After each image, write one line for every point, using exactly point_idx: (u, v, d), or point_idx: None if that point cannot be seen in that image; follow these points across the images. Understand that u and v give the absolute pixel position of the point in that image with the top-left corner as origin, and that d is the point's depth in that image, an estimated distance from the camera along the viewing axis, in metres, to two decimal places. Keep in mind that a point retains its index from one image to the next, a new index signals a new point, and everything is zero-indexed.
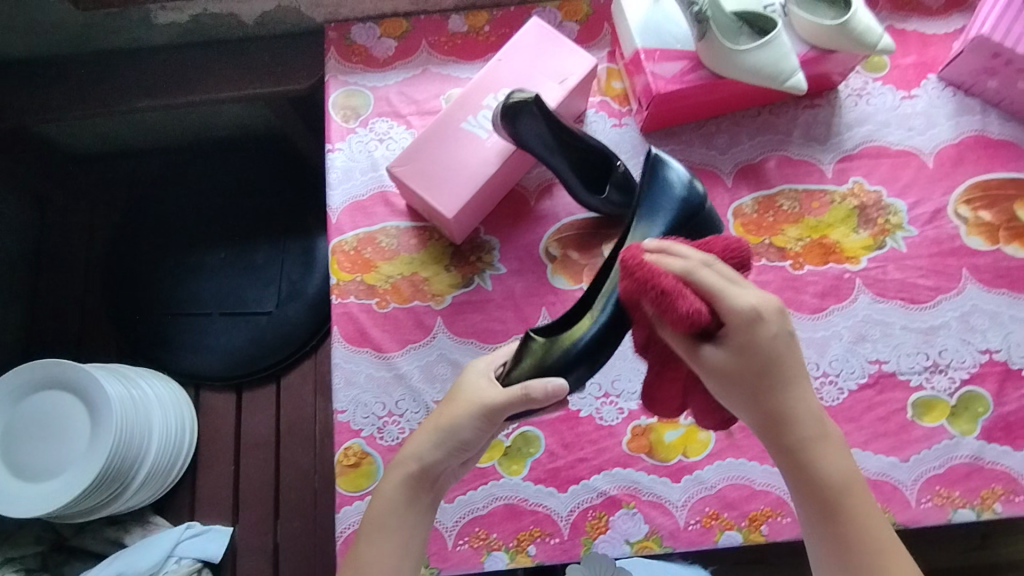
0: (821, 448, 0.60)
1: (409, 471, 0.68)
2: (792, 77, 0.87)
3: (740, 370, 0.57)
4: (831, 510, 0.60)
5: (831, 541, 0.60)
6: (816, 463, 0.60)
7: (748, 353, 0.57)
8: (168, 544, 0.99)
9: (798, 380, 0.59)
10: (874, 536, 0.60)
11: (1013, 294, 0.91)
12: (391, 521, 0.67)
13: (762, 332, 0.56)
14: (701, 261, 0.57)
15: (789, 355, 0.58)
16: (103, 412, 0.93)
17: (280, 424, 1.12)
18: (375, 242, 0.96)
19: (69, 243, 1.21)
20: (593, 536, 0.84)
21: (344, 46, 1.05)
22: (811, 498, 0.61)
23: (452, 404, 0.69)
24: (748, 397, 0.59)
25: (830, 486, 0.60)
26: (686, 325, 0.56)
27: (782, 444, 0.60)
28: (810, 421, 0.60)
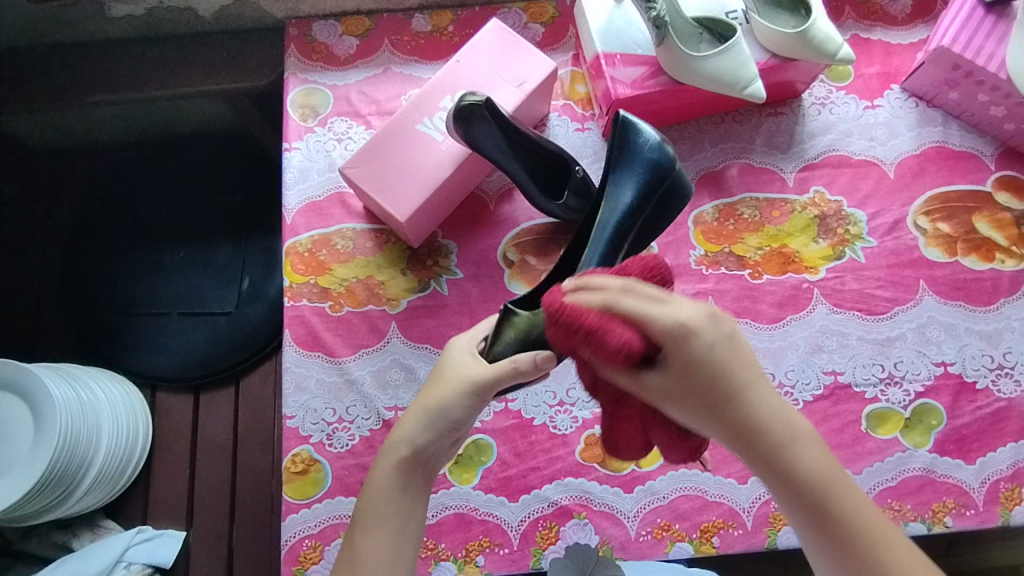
0: (797, 448, 0.52)
1: (400, 454, 0.61)
2: (751, 84, 0.87)
3: (686, 387, 0.50)
4: (825, 522, 0.52)
5: (835, 554, 0.52)
6: (793, 467, 0.52)
7: (689, 368, 0.49)
8: (118, 548, 0.94)
9: (754, 380, 0.51)
10: (878, 542, 0.51)
11: (969, 306, 0.91)
12: (384, 511, 0.59)
13: (699, 343, 0.48)
14: (620, 287, 0.48)
15: (740, 360, 0.50)
16: (45, 416, 0.87)
17: (238, 430, 1.03)
18: (330, 244, 0.94)
19: (21, 237, 1.14)
20: (543, 546, 0.83)
21: (304, 43, 1.03)
22: (801, 509, 0.53)
23: (439, 381, 0.63)
24: (708, 416, 0.51)
25: (816, 492, 0.52)
26: (617, 360, 0.47)
27: (757, 455, 0.52)
28: (778, 421, 0.52)
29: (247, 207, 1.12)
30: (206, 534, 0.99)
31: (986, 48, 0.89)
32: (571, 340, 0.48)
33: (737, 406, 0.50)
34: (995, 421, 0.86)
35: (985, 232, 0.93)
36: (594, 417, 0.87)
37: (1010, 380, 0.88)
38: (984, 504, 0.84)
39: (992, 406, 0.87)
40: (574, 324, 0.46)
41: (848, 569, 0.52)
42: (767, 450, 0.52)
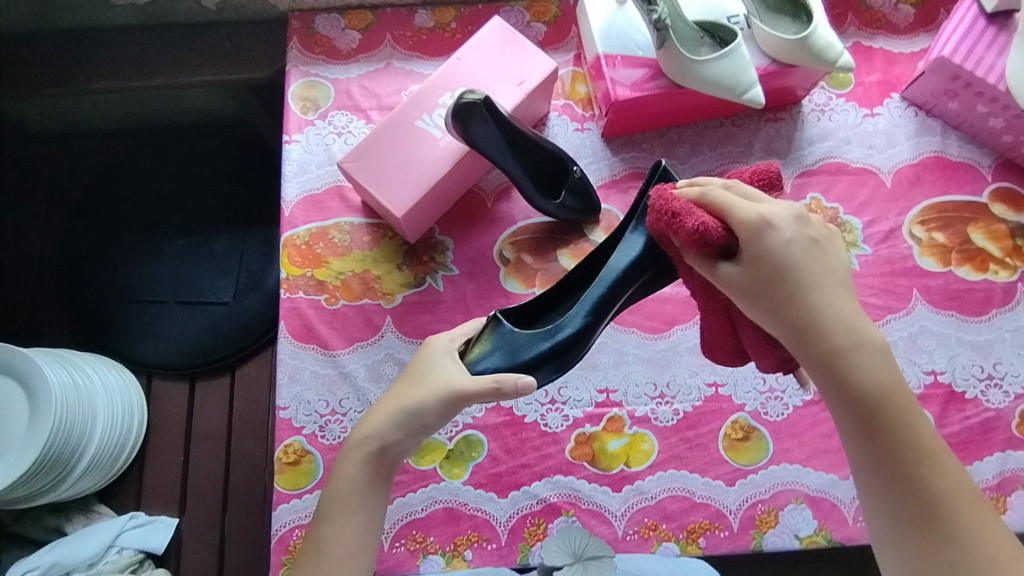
0: (863, 353, 0.53)
1: (366, 452, 0.62)
2: (749, 90, 0.87)
3: (757, 284, 0.54)
4: (874, 425, 0.53)
5: (880, 462, 0.53)
6: (851, 370, 0.53)
7: (761, 258, 0.54)
8: (111, 533, 0.95)
9: (824, 276, 0.54)
10: (926, 453, 0.53)
11: (961, 317, 0.91)
12: (347, 505, 0.61)
13: (772, 238, 0.53)
14: (714, 186, 0.57)
15: (814, 255, 0.54)
16: (41, 400, 0.87)
17: (233, 419, 1.04)
18: (327, 238, 0.95)
19: (20, 220, 1.15)
20: (530, 542, 0.83)
21: (307, 36, 1.03)
22: (852, 416, 0.54)
23: (418, 381, 0.64)
24: (769, 310, 0.54)
25: (872, 396, 0.53)
26: (698, 243, 0.55)
27: (814, 356, 0.54)
28: (840, 325, 0.53)
29: (246, 198, 1.12)
30: (199, 521, 1.00)
31: (986, 59, 0.89)
32: (665, 226, 0.58)
33: (806, 297, 0.53)
34: (983, 431, 0.87)
35: (980, 243, 0.94)
36: (585, 416, 0.88)
37: (999, 391, 0.88)
38: None
39: (980, 416, 0.88)
40: (668, 207, 0.57)
41: (897, 478, 0.53)
42: (824, 352, 0.53)
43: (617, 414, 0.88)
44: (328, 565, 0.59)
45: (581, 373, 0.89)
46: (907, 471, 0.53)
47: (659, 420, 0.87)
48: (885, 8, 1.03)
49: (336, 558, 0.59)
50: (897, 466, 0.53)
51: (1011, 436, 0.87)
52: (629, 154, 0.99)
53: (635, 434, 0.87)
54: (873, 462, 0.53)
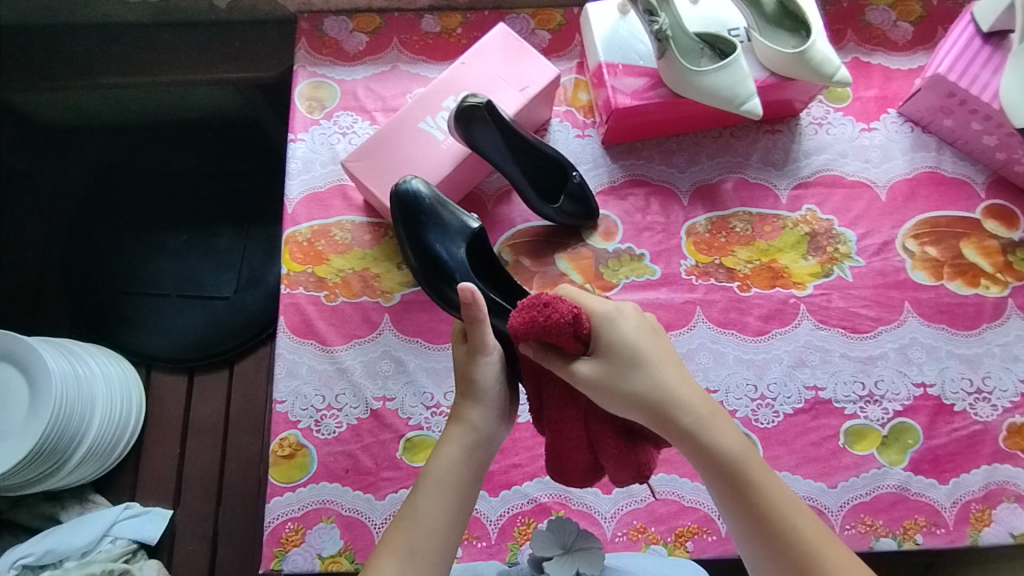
0: (722, 419, 0.56)
1: (470, 432, 0.59)
2: (747, 101, 0.89)
3: (616, 378, 0.56)
4: (743, 490, 0.53)
5: (756, 534, 0.53)
6: (716, 440, 0.54)
7: (613, 350, 0.57)
8: (104, 522, 0.95)
9: (662, 355, 0.58)
10: (799, 519, 0.52)
11: (951, 330, 0.92)
12: (451, 477, 0.57)
13: (624, 329, 0.58)
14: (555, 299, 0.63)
15: (659, 343, 0.59)
16: (41, 389, 0.89)
17: (230, 413, 1.05)
18: (329, 235, 0.97)
19: (27, 211, 1.16)
20: (520, 541, 0.84)
21: (315, 37, 1.05)
22: (721, 484, 0.54)
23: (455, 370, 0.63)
24: (629, 396, 0.56)
25: (734, 463, 0.54)
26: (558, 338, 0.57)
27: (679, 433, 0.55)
28: (694, 399, 0.56)
29: (250, 196, 1.14)
30: (194, 513, 1.01)
31: (981, 78, 0.92)
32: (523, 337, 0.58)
33: (662, 379, 0.56)
34: (970, 444, 0.88)
35: (972, 258, 0.95)
36: None
37: (988, 405, 0.89)
38: (954, 524, 0.85)
39: (969, 428, 0.89)
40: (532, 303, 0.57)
41: (768, 547, 0.52)
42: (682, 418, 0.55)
43: None
44: (423, 533, 0.54)
45: None
46: (780, 541, 0.52)
47: None
48: (885, 26, 1.05)
49: (427, 527, 0.54)
50: (766, 531, 0.52)
51: (998, 449, 0.88)
52: (628, 161, 1.00)
53: None
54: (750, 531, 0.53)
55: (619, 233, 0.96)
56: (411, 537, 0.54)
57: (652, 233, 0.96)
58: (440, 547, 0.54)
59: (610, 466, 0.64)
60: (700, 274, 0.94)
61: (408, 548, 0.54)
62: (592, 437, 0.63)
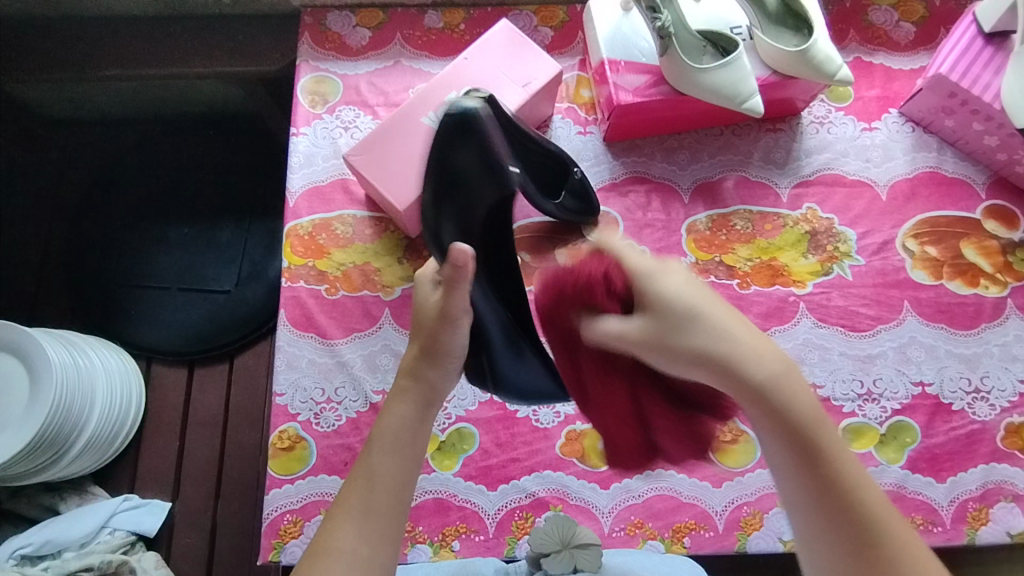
0: (788, 385, 0.50)
1: (422, 392, 0.56)
2: (749, 99, 0.89)
3: (667, 335, 0.53)
4: (811, 461, 0.49)
5: (821, 508, 0.48)
6: (787, 408, 0.49)
7: (667, 307, 0.53)
8: (103, 513, 0.96)
9: (724, 312, 0.53)
10: (866, 493, 0.48)
11: (950, 329, 0.92)
12: (401, 438, 0.54)
13: (679, 287, 0.54)
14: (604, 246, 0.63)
15: (721, 305, 0.53)
16: (41, 381, 0.89)
17: (229, 406, 1.05)
18: (330, 229, 0.97)
19: (31, 204, 1.17)
20: (517, 536, 0.85)
21: (318, 32, 1.05)
22: (790, 454, 0.49)
23: (416, 322, 0.59)
24: (686, 354, 0.52)
25: (804, 431, 0.49)
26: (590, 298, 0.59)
27: (749, 398, 0.50)
28: (758, 357, 0.51)
29: (252, 190, 1.14)
30: (192, 505, 1.01)
31: (982, 78, 0.92)
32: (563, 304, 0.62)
33: (709, 332, 0.51)
34: (968, 443, 0.88)
35: (971, 258, 0.95)
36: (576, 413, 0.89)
37: (986, 404, 0.90)
38: (951, 523, 0.86)
39: (967, 428, 0.89)
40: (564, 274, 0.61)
41: (836, 522, 0.48)
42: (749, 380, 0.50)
43: None
44: (374, 495, 0.52)
45: None
46: (850, 513, 0.48)
47: None
48: (887, 26, 1.05)
49: (377, 488, 0.52)
50: (831, 504, 0.48)
51: (996, 448, 0.88)
52: (629, 158, 1.00)
53: None
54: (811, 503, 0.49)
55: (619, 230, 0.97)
56: (364, 497, 0.52)
57: (653, 230, 0.97)
58: (393, 509, 0.52)
59: (663, 443, 0.65)
60: (700, 271, 0.95)
61: (361, 509, 0.52)
62: (642, 411, 0.63)
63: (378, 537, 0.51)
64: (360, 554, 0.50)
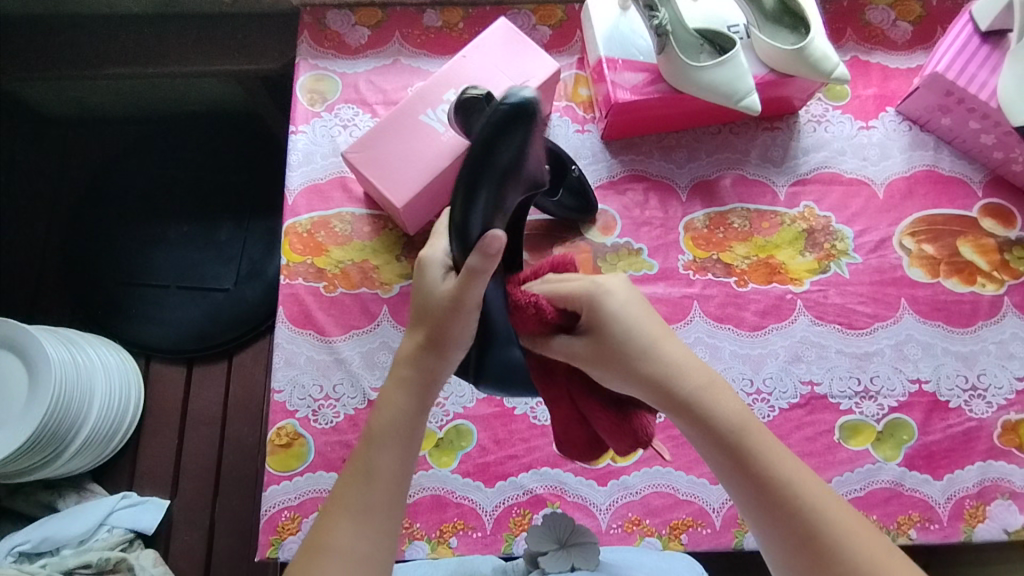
0: (717, 395, 0.53)
1: (421, 383, 0.56)
2: (746, 97, 0.90)
3: (609, 355, 0.54)
4: (747, 465, 0.51)
5: (767, 511, 0.50)
6: (712, 415, 0.52)
7: (602, 327, 0.55)
8: (101, 511, 0.96)
9: (661, 333, 0.55)
10: (806, 490, 0.50)
11: (947, 327, 0.93)
12: (400, 432, 0.54)
13: (610, 300, 0.55)
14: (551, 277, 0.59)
15: (650, 315, 0.56)
16: (40, 378, 0.89)
17: (228, 403, 1.05)
18: (328, 226, 0.97)
19: (32, 202, 1.17)
20: (515, 532, 0.85)
21: (317, 31, 1.05)
22: (724, 460, 0.52)
23: (421, 308, 0.56)
24: (626, 373, 0.54)
25: (734, 435, 0.51)
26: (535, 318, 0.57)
27: (677, 411, 0.53)
28: (690, 372, 0.53)
29: (251, 189, 1.14)
30: (191, 503, 1.01)
31: (979, 77, 0.92)
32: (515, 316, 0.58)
33: (651, 355, 0.53)
34: (965, 440, 0.88)
35: (968, 256, 0.95)
36: None
37: (983, 402, 0.90)
38: (948, 520, 0.86)
39: (963, 425, 0.89)
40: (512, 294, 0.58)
41: (783, 524, 0.49)
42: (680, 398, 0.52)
43: None
44: (374, 489, 0.52)
45: None
46: (791, 514, 0.49)
47: None
48: (884, 25, 1.06)
49: (376, 482, 0.52)
50: (774, 507, 0.50)
51: (993, 445, 0.88)
52: (627, 156, 1.01)
53: None
54: (757, 508, 0.50)
55: (617, 228, 0.97)
56: (364, 493, 0.52)
57: (651, 228, 0.97)
58: (393, 502, 0.52)
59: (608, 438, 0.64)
60: (697, 269, 0.95)
61: (361, 505, 0.52)
62: (583, 413, 0.63)
63: (378, 531, 0.51)
64: (360, 549, 0.50)
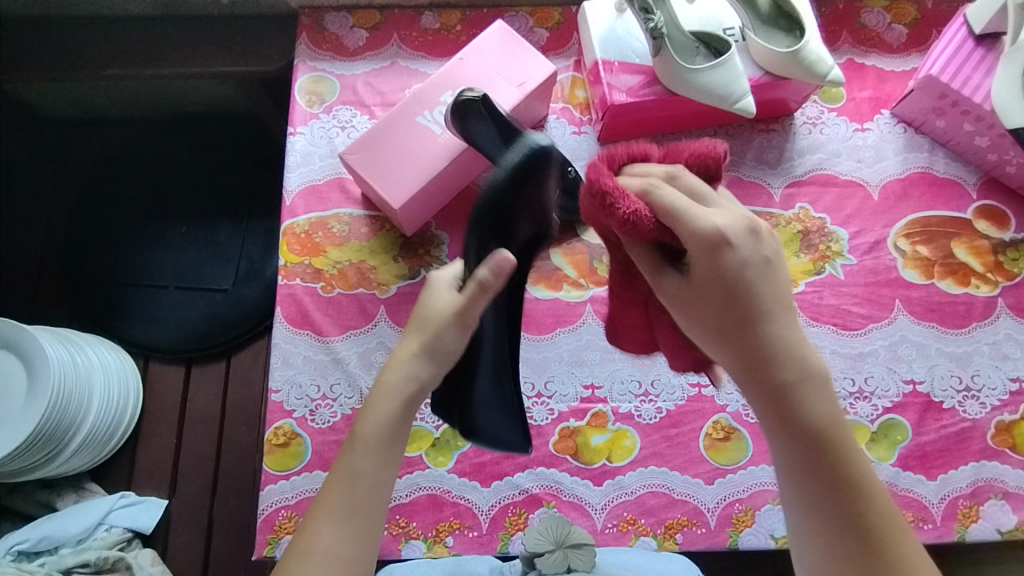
0: (816, 382, 0.51)
1: (407, 391, 0.56)
2: (741, 100, 0.90)
3: (716, 306, 0.51)
4: (826, 457, 0.50)
5: (829, 503, 0.50)
6: (801, 401, 0.50)
7: (717, 280, 0.50)
8: (100, 510, 0.96)
9: (784, 304, 0.51)
10: (870, 499, 0.50)
11: (941, 328, 0.93)
12: (384, 439, 0.54)
13: (733, 255, 0.49)
14: (663, 174, 0.52)
15: (783, 294, 0.51)
16: (39, 377, 0.89)
17: (226, 403, 1.05)
18: (326, 227, 0.98)
19: (32, 202, 1.17)
20: (511, 532, 0.85)
21: (316, 32, 1.06)
22: (799, 447, 0.50)
23: (421, 316, 0.59)
24: (717, 331, 0.51)
25: (817, 426, 0.50)
26: (633, 230, 0.50)
27: (763, 383, 0.51)
28: (801, 358, 0.51)
29: (250, 189, 1.15)
30: (188, 502, 1.01)
31: (973, 80, 0.93)
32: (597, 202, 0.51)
33: (768, 327, 0.50)
34: (958, 441, 0.89)
35: (962, 257, 0.96)
36: (569, 410, 0.90)
37: (976, 402, 0.90)
38: (941, 520, 0.86)
39: (957, 426, 0.89)
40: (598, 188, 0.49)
41: (839, 522, 0.49)
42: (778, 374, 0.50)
43: (600, 409, 0.89)
44: (355, 494, 0.53)
45: (567, 369, 0.91)
46: (851, 512, 0.49)
47: (642, 417, 0.89)
48: (879, 28, 1.06)
49: (359, 488, 0.53)
50: (836, 501, 0.49)
51: (986, 446, 0.89)
52: None
53: (618, 430, 0.89)
54: (820, 496, 0.50)
55: None
56: (346, 496, 0.53)
57: None
58: (375, 508, 0.53)
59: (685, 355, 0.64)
60: None
61: (344, 509, 0.52)
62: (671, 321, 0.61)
63: (361, 536, 0.52)
64: (342, 553, 0.51)
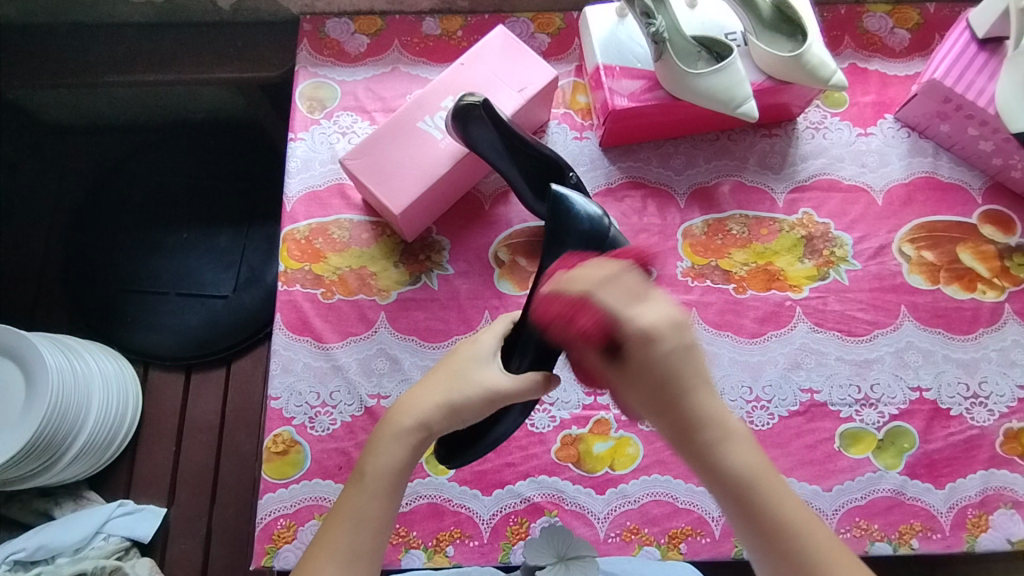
0: (731, 437, 0.54)
1: (415, 437, 0.60)
2: (743, 104, 0.89)
3: (658, 394, 0.52)
4: (754, 513, 0.53)
5: (770, 555, 0.54)
6: (726, 466, 0.53)
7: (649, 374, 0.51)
8: (97, 519, 0.95)
9: (700, 385, 0.52)
10: (814, 543, 0.53)
11: (948, 334, 0.92)
12: (389, 482, 0.58)
13: (659, 346, 0.50)
14: (599, 281, 0.51)
15: (681, 368, 0.51)
16: (37, 385, 0.89)
17: (226, 410, 1.05)
18: (327, 234, 0.97)
19: (34, 207, 1.18)
20: (512, 541, 0.84)
21: (317, 39, 1.06)
22: (731, 500, 0.54)
23: (455, 372, 0.62)
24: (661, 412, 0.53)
25: (744, 482, 0.53)
26: (588, 333, 0.51)
27: (694, 449, 0.53)
28: (717, 419, 0.53)
29: (252, 197, 1.15)
30: (187, 511, 1.00)
31: (977, 84, 0.92)
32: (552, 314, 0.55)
33: (692, 403, 0.52)
34: (967, 448, 0.87)
35: (969, 263, 0.95)
36: (572, 417, 0.88)
37: (985, 409, 0.89)
38: (950, 529, 0.85)
39: (965, 433, 0.88)
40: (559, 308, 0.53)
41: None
42: (701, 444, 0.53)
43: (603, 417, 0.88)
44: (363, 533, 0.56)
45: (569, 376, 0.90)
46: (794, 565, 0.53)
47: (645, 424, 0.88)
48: (882, 32, 1.06)
49: (365, 528, 0.56)
50: (780, 549, 0.53)
51: (995, 454, 0.87)
52: (625, 163, 1.01)
53: (621, 437, 0.88)
54: (763, 542, 0.54)
55: None
56: (350, 538, 0.56)
57: (649, 234, 0.97)
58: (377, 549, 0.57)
59: None
60: (696, 275, 0.95)
61: (347, 552, 0.55)
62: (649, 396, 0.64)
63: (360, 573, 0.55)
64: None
